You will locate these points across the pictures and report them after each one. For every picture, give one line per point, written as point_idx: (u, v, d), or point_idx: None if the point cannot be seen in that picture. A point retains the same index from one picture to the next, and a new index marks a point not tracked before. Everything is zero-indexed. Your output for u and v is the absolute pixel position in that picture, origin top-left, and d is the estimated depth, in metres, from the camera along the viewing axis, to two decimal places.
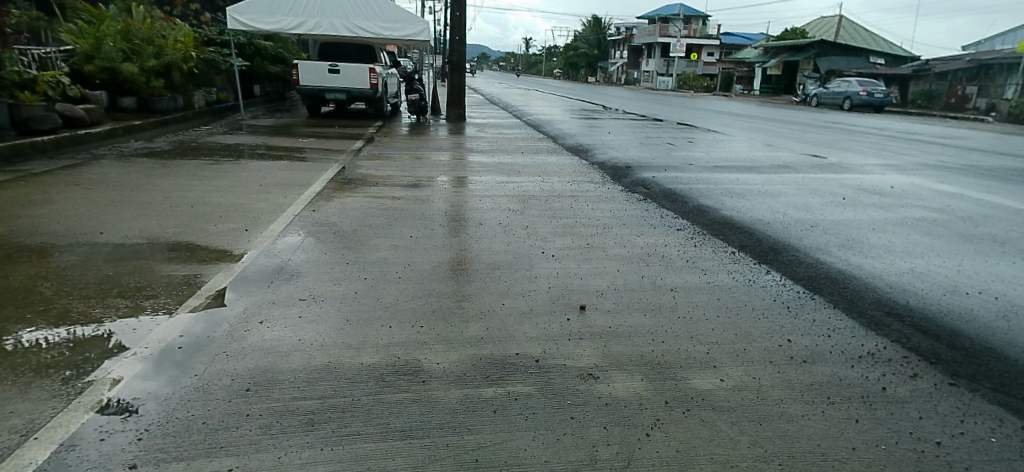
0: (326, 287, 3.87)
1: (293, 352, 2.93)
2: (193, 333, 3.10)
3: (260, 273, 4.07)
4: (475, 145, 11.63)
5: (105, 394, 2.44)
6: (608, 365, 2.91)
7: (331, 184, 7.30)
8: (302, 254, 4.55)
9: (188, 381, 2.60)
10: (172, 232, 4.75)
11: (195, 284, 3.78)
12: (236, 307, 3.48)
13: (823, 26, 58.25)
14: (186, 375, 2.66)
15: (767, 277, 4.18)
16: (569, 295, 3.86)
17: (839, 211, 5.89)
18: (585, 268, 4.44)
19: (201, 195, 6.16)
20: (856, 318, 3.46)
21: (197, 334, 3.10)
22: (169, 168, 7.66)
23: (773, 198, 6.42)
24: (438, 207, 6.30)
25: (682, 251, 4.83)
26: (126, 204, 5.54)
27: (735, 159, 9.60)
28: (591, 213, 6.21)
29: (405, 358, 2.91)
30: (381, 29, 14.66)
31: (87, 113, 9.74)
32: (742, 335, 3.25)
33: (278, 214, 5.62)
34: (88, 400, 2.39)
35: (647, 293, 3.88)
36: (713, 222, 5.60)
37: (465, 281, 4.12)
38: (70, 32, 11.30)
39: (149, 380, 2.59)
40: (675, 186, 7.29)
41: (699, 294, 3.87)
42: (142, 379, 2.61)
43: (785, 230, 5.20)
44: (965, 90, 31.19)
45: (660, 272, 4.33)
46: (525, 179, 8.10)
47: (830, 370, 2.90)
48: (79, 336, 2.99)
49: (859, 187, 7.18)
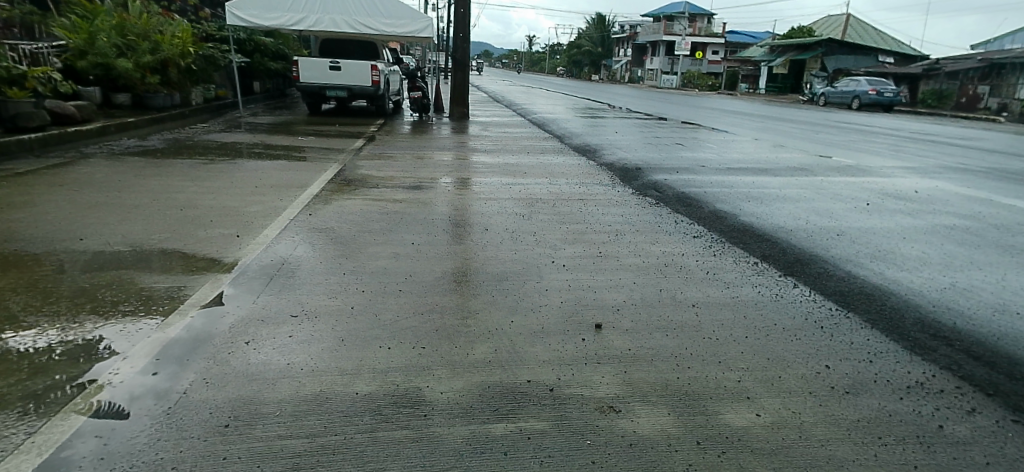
0: (321, 301, 3.57)
1: (280, 379, 2.62)
2: (170, 356, 2.80)
3: (248, 286, 3.76)
4: (479, 144, 11.33)
5: (68, 429, 2.18)
6: (630, 395, 2.62)
7: (329, 186, 7.02)
8: (296, 263, 4.25)
9: (160, 415, 2.32)
10: (158, 239, 4.48)
11: (178, 298, 3.49)
12: (222, 324, 3.18)
13: (830, 24, 57.74)
14: (153, 411, 2.34)
15: (795, 291, 3.88)
16: (582, 312, 3.56)
17: (864, 218, 5.58)
18: (599, 279, 4.15)
19: (191, 198, 5.88)
20: (898, 341, 3.16)
21: (176, 355, 2.81)
22: (160, 168, 7.40)
23: (793, 204, 6.11)
24: (441, 211, 6.02)
25: (701, 262, 4.53)
26: (110, 207, 5.27)
27: (748, 160, 9.27)
28: (601, 218, 5.92)
29: (403, 386, 2.62)
30: (383, 25, 14.35)
31: (79, 110, 9.50)
32: (774, 360, 2.95)
33: (272, 219, 5.34)
34: (80, 403, 2.37)
35: (668, 310, 3.57)
36: (731, 230, 5.30)
37: (469, 294, 3.83)
38: (63, 28, 11.04)
39: (115, 414, 2.30)
40: (688, 189, 6.99)
41: (722, 311, 3.57)
42: (141, 376, 2.61)
43: (810, 238, 4.89)
44: (976, 90, 30.92)
45: (678, 285, 4.03)
46: (531, 181, 7.80)
47: (877, 403, 2.59)
48: (45, 358, 2.71)
49: (881, 191, 6.87)
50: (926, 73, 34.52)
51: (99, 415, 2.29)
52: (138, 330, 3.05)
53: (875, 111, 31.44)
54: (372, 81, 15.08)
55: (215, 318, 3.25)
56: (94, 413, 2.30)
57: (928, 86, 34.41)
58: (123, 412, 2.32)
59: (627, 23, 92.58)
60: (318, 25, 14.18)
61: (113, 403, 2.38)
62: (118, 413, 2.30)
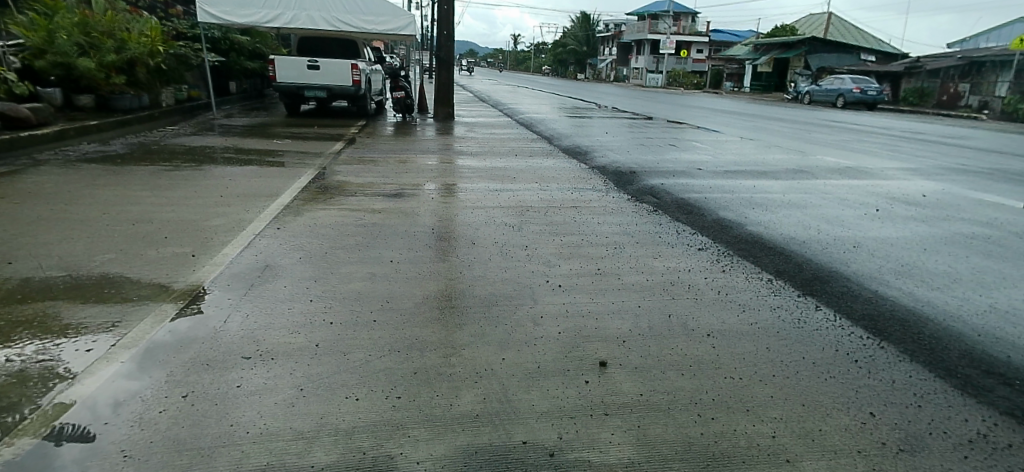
0: (280, 338, 3.07)
1: (217, 449, 2.12)
2: (94, 411, 2.31)
3: (198, 319, 3.25)
4: (464, 147, 10.85)
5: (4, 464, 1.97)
6: (645, 461, 2.16)
7: (302, 194, 6.50)
8: (258, 288, 3.75)
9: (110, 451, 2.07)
10: (100, 260, 4.00)
11: (112, 336, 2.98)
12: (158, 371, 2.66)
13: (813, 23, 58.00)
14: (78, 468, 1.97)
15: (819, 315, 3.46)
16: (584, 345, 3.10)
17: (878, 225, 5.22)
18: (599, 303, 3.70)
19: (147, 210, 5.35)
20: (947, 379, 2.74)
21: (100, 412, 2.31)
22: (119, 175, 6.86)
23: (800, 210, 5.72)
24: (424, 222, 5.56)
25: (710, 279, 4.11)
26: (53, 223, 4.75)
27: (746, 162, 8.91)
28: (597, 228, 5.49)
29: (371, 455, 2.13)
30: (363, 22, 13.80)
31: (33, 113, 8.93)
32: (811, 407, 2.51)
33: (235, 234, 4.83)
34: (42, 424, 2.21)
35: (681, 343, 3.12)
36: (738, 241, 4.89)
37: (453, 323, 3.36)
38: (18, 25, 10.38)
39: (53, 455, 2.04)
40: (687, 195, 6.59)
41: (742, 342, 3.13)
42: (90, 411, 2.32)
43: (826, 251, 4.49)
44: (958, 88, 31.02)
45: (689, 310, 3.59)
46: (519, 187, 7.35)
47: (940, 466, 2.15)
48: (16, 374, 2.57)
49: (888, 195, 6.52)
50: (909, 71, 34.60)
51: (60, 438, 2.13)
52: (58, 380, 2.54)
53: (860, 109, 31.46)
54: (352, 81, 14.53)
55: (153, 362, 2.74)
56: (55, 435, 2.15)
57: (911, 84, 34.52)
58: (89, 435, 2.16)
59: (612, 22, 92.57)
60: (295, 22, 13.59)
61: (79, 425, 2.21)
62: (85, 436, 2.15)
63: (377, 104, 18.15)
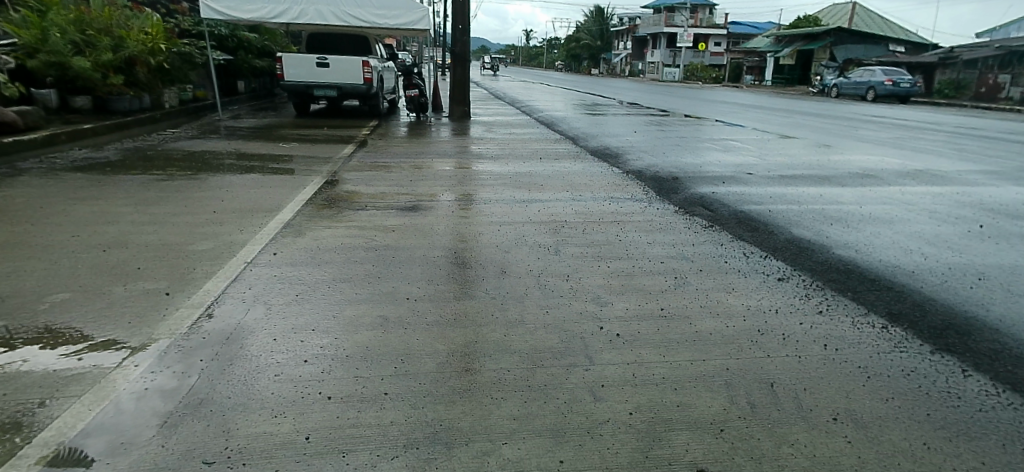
0: (259, 423, 2.27)
1: None
2: None
3: (157, 393, 2.45)
4: (484, 149, 10.06)
5: None
6: None
7: (306, 208, 5.75)
8: (242, 342, 2.96)
9: None
10: (51, 301, 3.28)
11: (29, 425, 2.18)
12: (101, 467, 1.95)
13: (836, 14, 56.35)
14: None
15: (975, 388, 2.61)
16: (669, 437, 2.27)
17: (992, 247, 4.36)
18: (675, 363, 2.85)
19: (124, 232, 4.60)
20: None
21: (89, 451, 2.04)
22: (104, 187, 6.14)
23: (888, 227, 4.86)
24: (445, 243, 4.78)
25: (809, 327, 3.26)
26: (10, 251, 4.05)
27: (799, 165, 7.99)
28: (647, 250, 4.66)
29: None
30: (375, 17, 13.01)
31: (21, 116, 8.31)
32: None
33: (224, 263, 4.06)
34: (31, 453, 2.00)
35: (805, 436, 2.27)
36: (828, 272, 4.02)
37: (490, 397, 2.53)
38: (10, 23, 9.76)
39: None
40: (745, 206, 5.72)
41: (889, 434, 2.28)
42: None
43: (946, 287, 3.64)
44: (997, 79, 29.56)
45: (797, 376, 2.73)
46: (549, 197, 6.56)
47: None
48: None
49: (981, 205, 5.63)
50: (942, 62, 33.09)
51: (57, 463, 1.96)
52: None
53: (891, 103, 30.15)
54: (364, 79, 13.81)
55: (89, 457, 2.00)
56: (50, 462, 1.96)
57: (945, 76, 33.06)
58: (85, 459, 1.99)
59: (626, 17, 91.33)
60: (304, 17, 12.81)
61: (77, 449, 2.04)
62: (81, 459, 1.99)
63: (390, 103, 17.42)
